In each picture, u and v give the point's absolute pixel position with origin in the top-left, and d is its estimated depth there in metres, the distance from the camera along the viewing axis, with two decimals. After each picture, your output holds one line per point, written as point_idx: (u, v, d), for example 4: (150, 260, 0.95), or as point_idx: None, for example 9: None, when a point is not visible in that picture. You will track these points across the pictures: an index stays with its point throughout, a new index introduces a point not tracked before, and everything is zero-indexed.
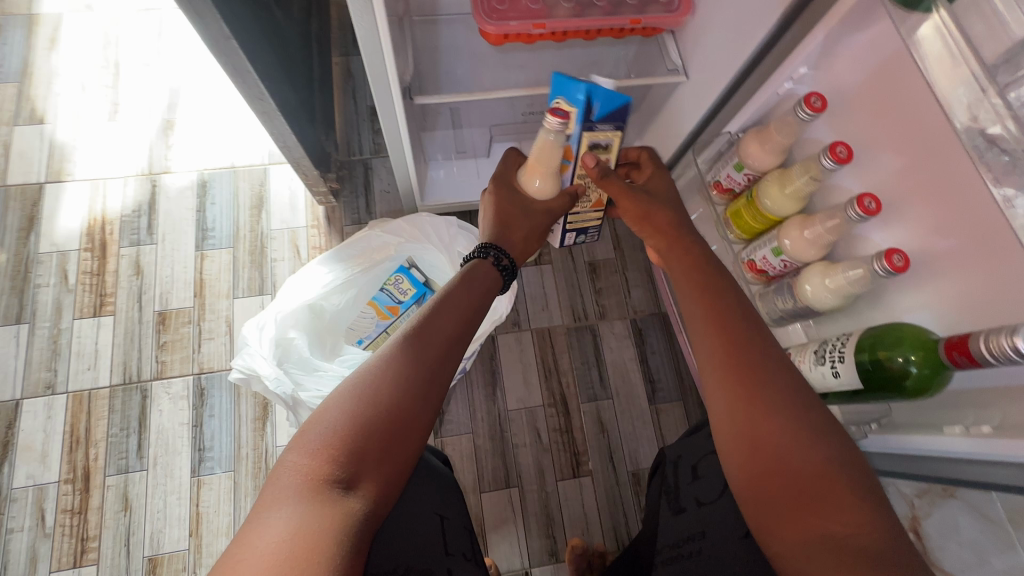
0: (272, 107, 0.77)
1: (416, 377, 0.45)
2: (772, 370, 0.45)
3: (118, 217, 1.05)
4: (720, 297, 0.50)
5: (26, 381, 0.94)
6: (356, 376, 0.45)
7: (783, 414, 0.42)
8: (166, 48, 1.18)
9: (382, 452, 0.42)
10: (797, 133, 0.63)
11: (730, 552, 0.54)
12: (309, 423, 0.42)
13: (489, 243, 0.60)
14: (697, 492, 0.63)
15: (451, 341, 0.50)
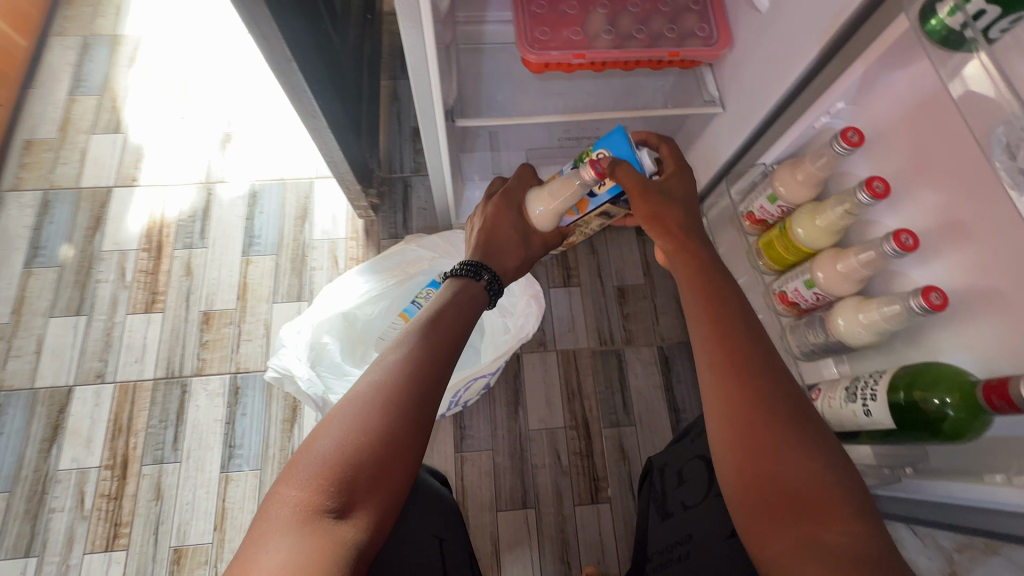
0: (323, 124, 0.82)
1: (407, 398, 0.45)
2: (778, 407, 0.43)
3: (175, 221, 1.12)
4: (721, 306, 0.48)
5: (79, 369, 1.01)
6: (350, 395, 0.45)
7: (787, 454, 0.41)
8: (231, 68, 1.27)
9: (375, 477, 0.42)
10: (833, 167, 0.63)
11: (710, 547, 0.59)
12: (303, 447, 0.43)
13: (478, 262, 0.59)
14: (683, 496, 0.68)
15: (446, 358, 0.49)
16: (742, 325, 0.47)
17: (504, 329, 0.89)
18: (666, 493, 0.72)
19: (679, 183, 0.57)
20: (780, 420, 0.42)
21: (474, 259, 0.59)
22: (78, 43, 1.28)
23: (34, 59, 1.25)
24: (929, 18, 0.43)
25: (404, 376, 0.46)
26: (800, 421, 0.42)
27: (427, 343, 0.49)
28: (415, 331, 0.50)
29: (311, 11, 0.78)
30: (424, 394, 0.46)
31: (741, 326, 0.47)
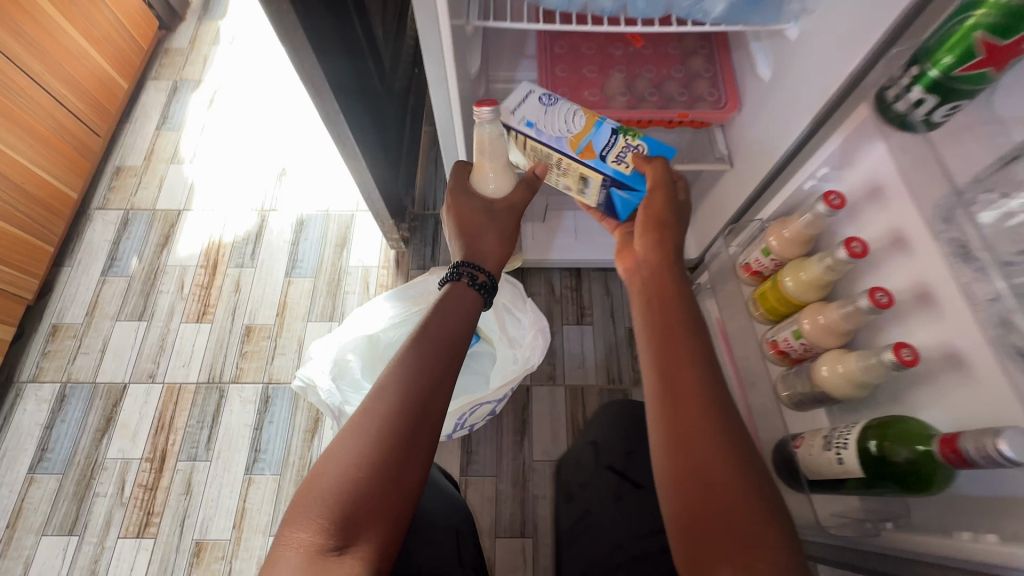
0: (363, 165, 0.93)
1: (397, 428, 0.49)
2: (717, 435, 0.50)
3: (231, 244, 1.26)
4: (675, 345, 0.56)
5: (135, 368, 1.13)
6: (346, 430, 0.50)
7: (725, 474, 0.48)
8: (293, 112, 1.44)
9: (373, 506, 0.46)
10: (820, 227, 0.67)
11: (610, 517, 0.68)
12: (306, 487, 0.47)
13: (461, 263, 0.67)
14: (579, 478, 0.75)
15: (436, 382, 0.54)
16: (696, 359, 0.55)
17: (512, 360, 0.93)
18: (565, 477, 0.78)
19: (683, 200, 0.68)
20: (724, 448, 0.49)
21: (461, 261, 0.67)
22: (169, 87, 1.48)
23: (131, 99, 1.46)
24: (884, 112, 0.48)
25: (397, 402, 0.51)
26: (738, 445, 0.50)
27: (415, 363, 0.54)
28: (405, 350, 0.56)
29: (361, 70, 0.90)
30: (416, 416, 0.51)
31: (694, 362, 0.55)
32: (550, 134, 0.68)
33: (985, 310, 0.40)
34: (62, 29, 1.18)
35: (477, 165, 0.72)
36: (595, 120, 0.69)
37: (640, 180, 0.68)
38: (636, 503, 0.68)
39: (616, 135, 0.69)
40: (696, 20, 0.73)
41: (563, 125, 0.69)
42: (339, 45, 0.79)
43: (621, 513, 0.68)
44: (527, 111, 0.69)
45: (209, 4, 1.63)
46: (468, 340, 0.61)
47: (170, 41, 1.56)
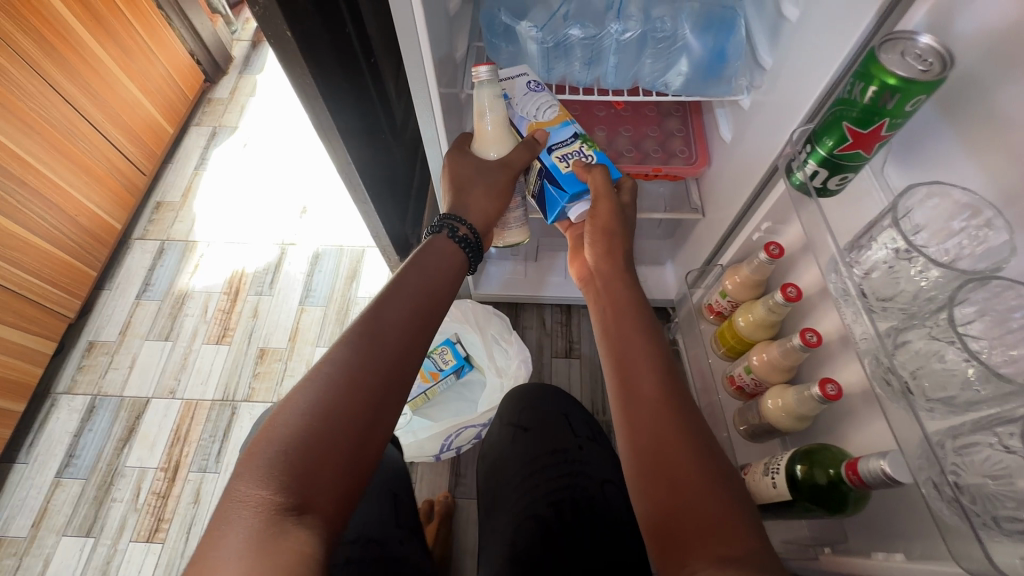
0: (371, 207, 1.05)
1: (355, 389, 0.56)
2: (673, 425, 0.57)
3: (252, 273, 1.38)
4: (627, 352, 0.65)
5: (158, 384, 1.24)
6: (302, 387, 0.55)
7: (687, 456, 0.54)
8: (317, 157, 1.60)
9: (332, 459, 0.51)
10: (765, 273, 0.75)
11: (512, 472, 0.81)
12: (261, 439, 0.51)
13: (443, 217, 0.75)
14: (498, 448, 0.85)
15: (395, 352, 0.61)
16: (656, 366, 0.62)
17: (499, 389, 1.02)
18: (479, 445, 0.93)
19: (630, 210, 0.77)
20: (680, 440, 0.56)
21: (452, 214, 0.75)
22: (208, 132, 1.66)
23: (175, 141, 1.63)
24: (791, 174, 0.57)
25: (359, 371, 0.57)
26: (693, 437, 0.56)
27: (371, 332, 0.61)
28: (365, 316, 0.62)
29: (372, 125, 1.03)
30: (375, 380, 0.58)
31: (655, 369, 0.62)
32: (517, 110, 0.76)
33: (862, 346, 0.47)
34: (121, 82, 1.37)
35: (479, 131, 0.74)
36: (564, 119, 0.77)
37: (575, 181, 0.73)
38: (525, 441, 0.83)
39: (574, 139, 0.75)
40: (660, 91, 0.84)
41: (532, 109, 0.76)
42: (352, 106, 0.92)
43: (515, 451, 0.83)
44: (511, 85, 0.77)
45: (249, 60, 1.83)
46: (432, 307, 0.68)
47: (212, 92, 1.75)
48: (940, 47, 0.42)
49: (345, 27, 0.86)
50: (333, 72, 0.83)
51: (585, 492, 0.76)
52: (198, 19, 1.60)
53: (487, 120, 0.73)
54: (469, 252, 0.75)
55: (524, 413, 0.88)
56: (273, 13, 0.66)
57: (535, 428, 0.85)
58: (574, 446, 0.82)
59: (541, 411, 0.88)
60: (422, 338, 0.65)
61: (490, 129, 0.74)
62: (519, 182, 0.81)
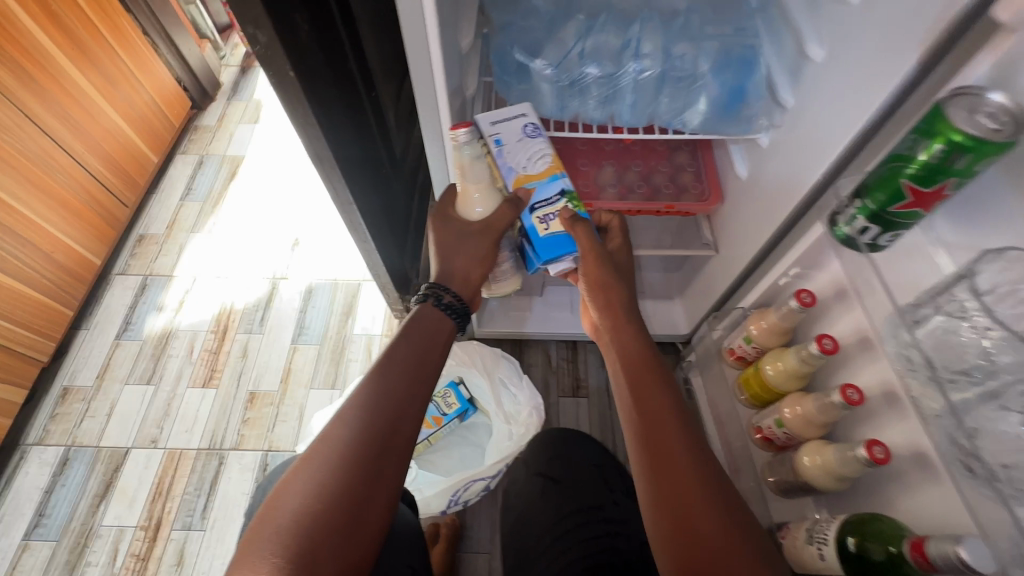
0: (372, 245, 1.00)
1: (355, 459, 0.52)
2: (693, 478, 0.53)
3: (241, 310, 1.32)
4: (647, 392, 0.60)
5: (138, 433, 1.15)
6: (305, 459, 0.53)
7: (711, 514, 0.50)
8: (309, 186, 1.55)
9: (336, 535, 0.49)
10: (794, 320, 0.72)
11: (540, 522, 0.76)
12: (256, 535, 0.49)
13: (433, 283, 0.68)
14: (519, 499, 0.82)
15: (397, 412, 0.57)
16: (674, 411, 0.58)
17: (507, 437, 0.96)
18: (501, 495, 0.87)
19: (621, 254, 0.72)
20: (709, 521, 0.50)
21: (436, 281, 0.69)
22: (195, 161, 1.60)
23: (160, 171, 1.56)
24: (835, 225, 0.53)
25: (354, 441, 0.53)
26: (723, 516, 0.51)
27: (371, 393, 0.57)
28: (367, 376, 0.59)
29: (372, 160, 0.99)
30: (376, 445, 0.54)
31: (678, 431, 0.56)
32: (506, 161, 0.68)
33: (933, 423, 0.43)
34: (102, 110, 1.30)
35: (463, 190, 0.68)
36: (554, 172, 0.69)
37: (552, 246, 0.67)
38: (556, 495, 0.79)
39: (560, 197, 0.69)
40: (676, 129, 0.82)
41: (522, 159, 0.69)
42: (354, 143, 0.88)
43: (543, 504, 0.78)
44: (504, 129, 0.69)
45: (238, 86, 1.78)
46: (434, 361, 0.64)
47: (200, 119, 1.70)
48: (1014, 104, 0.39)
49: (346, 62, 0.82)
50: (335, 108, 0.79)
51: (621, 547, 0.71)
52: (185, 45, 1.56)
53: (471, 180, 0.67)
54: (455, 319, 0.68)
55: (551, 463, 0.84)
56: (274, 51, 0.61)
57: (567, 481, 0.80)
58: (607, 501, 0.77)
59: (571, 462, 0.84)
60: (423, 397, 0.60)
61: (475, 188, 0.67)
62: (504, 236, 0.74)
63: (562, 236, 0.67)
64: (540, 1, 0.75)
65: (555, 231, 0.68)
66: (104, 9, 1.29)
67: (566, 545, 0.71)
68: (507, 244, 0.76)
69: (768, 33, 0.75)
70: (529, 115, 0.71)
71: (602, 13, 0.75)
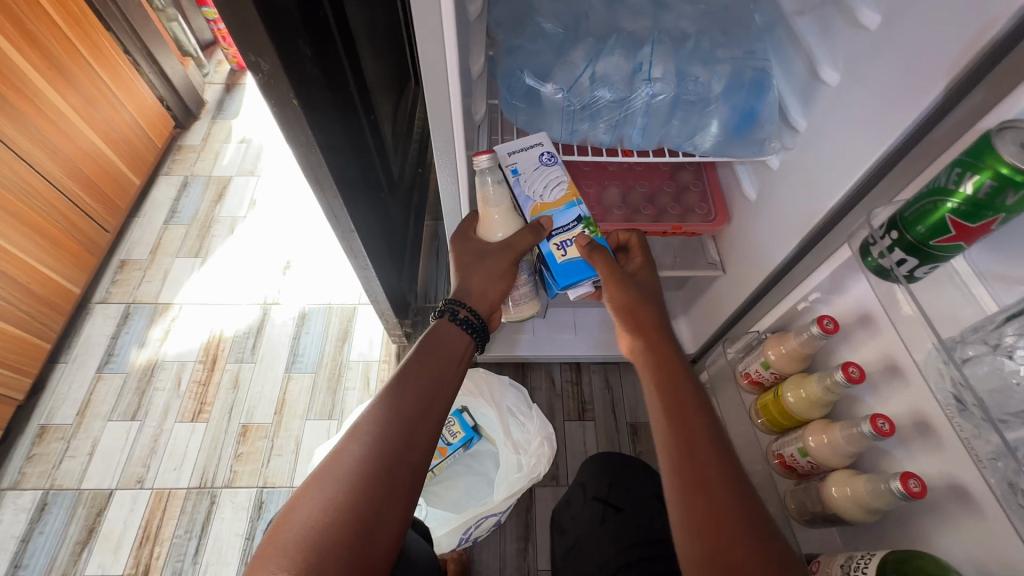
0: (372, 271, 0.96)
1: (369, 473, 0.49)
2: (727, 495, 0.50)
3: (231, 338, 1.26)
4: (684, 405, 0.57)
5: (123, 473, 1.09)
6: (315, 475, 0.50)
7: (744, 533, 0.48)
8: (300, 206, 1.50)
9: (346, 553, 0.45)
10: (814, 345, 0.71)
11: (598, 546, 0.74)
12: (262, 557, 0.44)
13: (449, 300, 0.67)
14: (576, 521, 0.80)
15: (411, 427, 0.54)
16: (707, 425, 0.56)
17: (517, 468, 0.92)
18: (559, 513, 0.86)
19: (645, 274, 0.72)
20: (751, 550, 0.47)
21: (453, 297, 0.67)
22: (179, 182, 1.54)
23: (142, 193, 1.51)
24: (867, 255, 0.53)
25: (367, 455, 0.50)
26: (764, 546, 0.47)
27: (384, 407, 0.54)
28: (381, 391, 0.57)
29: (371, 184, 0.96)
30: (390, 459, 0.51)
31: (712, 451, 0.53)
32: (523, 190, 0.67)
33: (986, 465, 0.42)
34: (80, 131, 1.24)
35: (484, 219, 0.67)
36: (570, 199, 0.68)
37: (569, 273, 0.66)
38: (615, 525, 0.75)
39: (577, 223, 0.67)
40: (687, 151, 0.81)
41: (540, 188, 0.68)
42: (355, 168, 0.84)
43: (603, 534, 0.75)
44: (521, 158, 0.68)
45: (223, 104, 1.73)
46: (451, 378, 0.61)
47: (184, 138, 1.64)
48: None
49: (347, 86, 0.79)
50: (337, 134, 0.76)
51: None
52: (168, 63, 1.51)
53: (491, 206, 0.66)
54: (473, 335, 0.66)
55: (613, 490, 0.80)
56: (278, 79, 0.58)
57: (628, 511, 0.77)
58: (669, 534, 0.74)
59: (634, 489, 0.80)
60: (439, 415, 0.57)
61: (496, 215, 0.67)
62: (523, 260, 0.73)
63: (580, 263, 0.67)
64: (549, 24, 0.74)
65: (573, 258, 0.67)
66: (83, 26, 1.24)
67: None
68: (525, 269, 0.74)
69: (777, 57, 0.75)
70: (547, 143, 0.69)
71: (611, 36, 0.73)
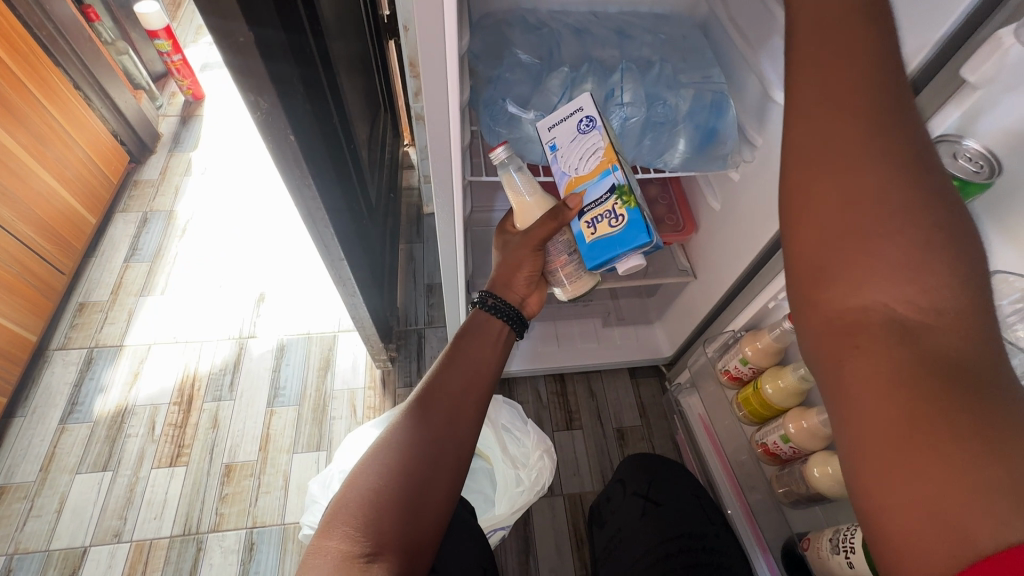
0: (359, 298, 0.96)
1: (416, 444, 0.54)
2: (855, 167, 0.34)
3: (207, 375, 1.22)
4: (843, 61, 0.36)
5: (97, 528, 1.03)
6: (368, 448, 0.55)
7: (866, 210, 0.34)
8: (271, 236, 1.49)
9: (400, 508, 0.49)
10: (786, 340, 0.78)
11: (641, 531, 0.82)
12: (329, 514, 0.49)
13: (484, 292, 0.71)
14: (619, 513, 0.88)
15: (452, 405, 0.59)
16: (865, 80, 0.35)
17: (516, 482, 0.95)
18: (599, 508, 0.94)
19: None
20: (882, 275, 0.33)
21: (485, 287, 0.72)
22: (139, 218, 1.49)
23: (98, 232, 1.45)
24: None
25: (415, 427, 0.56)
26: (918, 265, 0.32)
27: (427, 389, 0.60)
28: (427, 377, 0.62)
29: (355, 212, 0.97)
30: (434, 434, 0.56)
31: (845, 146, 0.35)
32: (559, 165, 0.67)
33: None
34: (33, 173, 1.19)
35: (518, 206, 0.69)
36: (605, 167, 0.63)
37: (598, 252, 0.65)
38: (657, 516, 0.84)
39: (608, 195, 0.63)
40: (657, 168, 0.84)
41: (575, 160, 0.65)
42: (342, 198, 0.86)
43: (646, 523, 0.83)
44: (559, 131, 0.66)
45: (180, 136, 1.69)
46: (491, 365, 0.65)
47: (140, 173, 1.59)
48: (986, 151, 0.47)
49: (331, 117, 0.81)
50: (326, 166, 0.77)
51: (714, 561, 0.77)
52: (121, 96, 1.47)
53: (522, 192, 0.68)
54: (511, 323, 0.70)
55: (653, 486, 0.89)
56: (276, 117, 0.60)
57: (668, 505, 0.85)
58: (705, 527, 0.82)
59: (672, 486, 0.89)
60: (479, 397, 0.62)
61: (528, 198, 0.68)
62: (557, 239, 0.69)
63: (611, 241, 0.64)
64: (525, 55, 0.79)
65: (604, 235, 0.64)
66: (33, 65, 1.19)
67: (664, 568, 0.75)
68: (558, 248, 0.69)
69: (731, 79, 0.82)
70: (584, 108, 0.65)
71: (583, 65, 0.79)
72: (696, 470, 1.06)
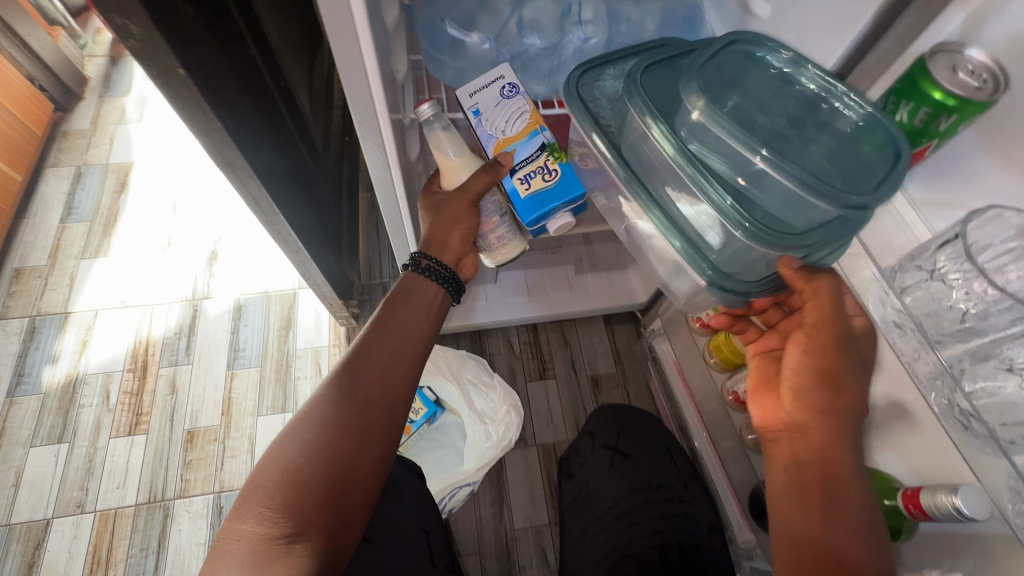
0: (306, 255, 0.89)
1: (342, 416, 0.50)
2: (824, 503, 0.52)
3: (161, 340, 1.16)
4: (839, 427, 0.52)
5: (58, 500, 1.00)
6: (289, 421, 0.50)
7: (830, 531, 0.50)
8: (220, 187, 1.38)
9: (326, 486, 0.46)
10: None
11: (607, 484, 0.81)
12: (243, 495, 0.45)
13: (419, 252, 0.63)
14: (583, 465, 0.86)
15: (383, 374, 0.54)
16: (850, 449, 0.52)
17: (484, 437, 0.93)
18: (567, 460, 0.91)
19: None
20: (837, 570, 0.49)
21: (419, 246, 0.64)
22: (72, 173, 1.37)
23: (29, 191, 1.33)
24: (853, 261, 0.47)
25: (341, 400, 0.51)
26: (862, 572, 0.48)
27: (356, 357, 0.54)
28: (353, 345, 0.56)
29: (294, 160, 0.87)
30: (364, 404, 0.52)
31: (823, 479, 0.52)
32: (484, 129, 0.59)
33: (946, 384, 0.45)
34: None
35: (443, 166, 0.61)
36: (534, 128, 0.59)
37: (535, 207, 0.59)
38: (625, 469, 0.82)
39: (540, 152, 0.58)
40: None
41: (502, 123, 0.59)
42: (272, 145, 0.76)
43: (612, 475, 0.82)
44: (482, 96, 0.59)
45: (111, 79, 1.53)
46: (426, 324, 0.60)
47: (69, 122, 1.45)
48: (990, 62, 0.40)
49: (247, 50, 0.70)
50: (245, 108, 0.67)
51: (677, 510, 0.76)
52: (33, 35, 1.30)
53: (448, 152, 0.60)
54: (448, 286, 0.64)
55: (622, 437, 0.87)
56: (156, 46, 0.49)
57: (637, 457, 0.83)
58: (672, 475, 0.80)
59: (641, 438, 0.86)
60: (415, 361, 0.57)
61: (453, 159, 0.60)
62: (488, 199, 0.62)
63: (546, 196, 0.59)
64: None
65: (538, 191, 0.59)
66: None
67: (631, 521, 0.74)
68: (490, 210, 0.63)
69: None
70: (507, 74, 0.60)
71: None
72: (669, 417, 1.05)
